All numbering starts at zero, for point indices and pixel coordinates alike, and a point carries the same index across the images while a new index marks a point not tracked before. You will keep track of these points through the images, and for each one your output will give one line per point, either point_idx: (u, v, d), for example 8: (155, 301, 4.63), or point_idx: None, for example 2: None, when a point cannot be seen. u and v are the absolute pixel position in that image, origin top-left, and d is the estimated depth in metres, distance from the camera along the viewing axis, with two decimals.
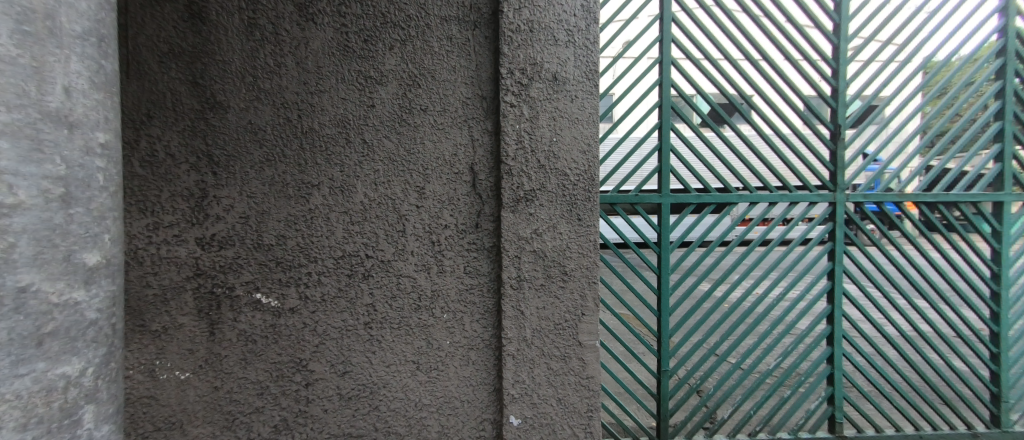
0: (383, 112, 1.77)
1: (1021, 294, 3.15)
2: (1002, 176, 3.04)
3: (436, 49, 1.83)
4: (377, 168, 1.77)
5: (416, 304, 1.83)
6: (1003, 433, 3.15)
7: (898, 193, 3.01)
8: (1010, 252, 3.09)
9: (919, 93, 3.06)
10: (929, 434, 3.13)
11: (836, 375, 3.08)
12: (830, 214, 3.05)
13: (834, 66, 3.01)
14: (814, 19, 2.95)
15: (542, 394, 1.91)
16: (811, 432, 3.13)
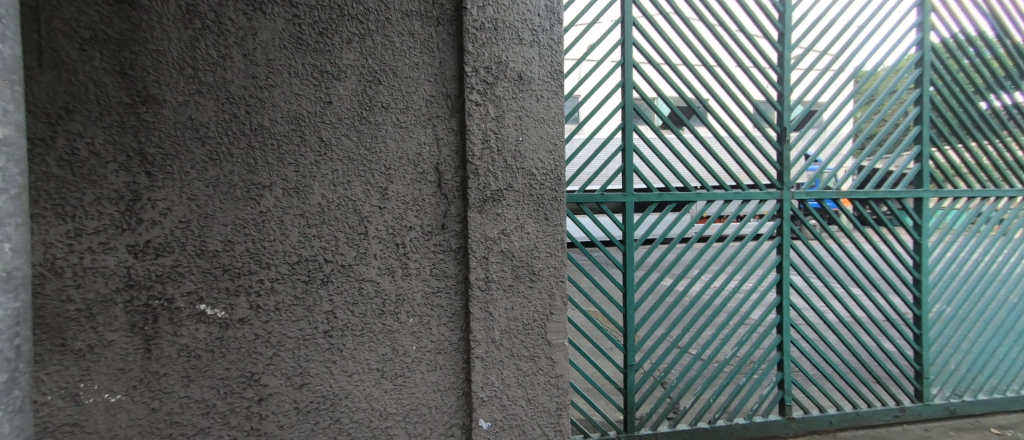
0: (341, 108, 1.69)
1: (938, 280, 3.46)
2: (922, 175, 3.32)
3: (397, 46, 1.77)
4: (335, 168, 1.68)
5: (379, 309, 1.76)
6: (926, 407, 3.46)
7: (836, 190, 3.20)
8: (927, 243, 3.39)
9: (851, 100, 3.29)
10: (866, 412, 3.38)
11: (786, 362, 3.25)
12: (778, 210, 3.20)
13: (780, 72, 3.16)
14: (761, 27, 3.10)
15: (512, 395, 1.88)
16: (765, 417, 3.28)
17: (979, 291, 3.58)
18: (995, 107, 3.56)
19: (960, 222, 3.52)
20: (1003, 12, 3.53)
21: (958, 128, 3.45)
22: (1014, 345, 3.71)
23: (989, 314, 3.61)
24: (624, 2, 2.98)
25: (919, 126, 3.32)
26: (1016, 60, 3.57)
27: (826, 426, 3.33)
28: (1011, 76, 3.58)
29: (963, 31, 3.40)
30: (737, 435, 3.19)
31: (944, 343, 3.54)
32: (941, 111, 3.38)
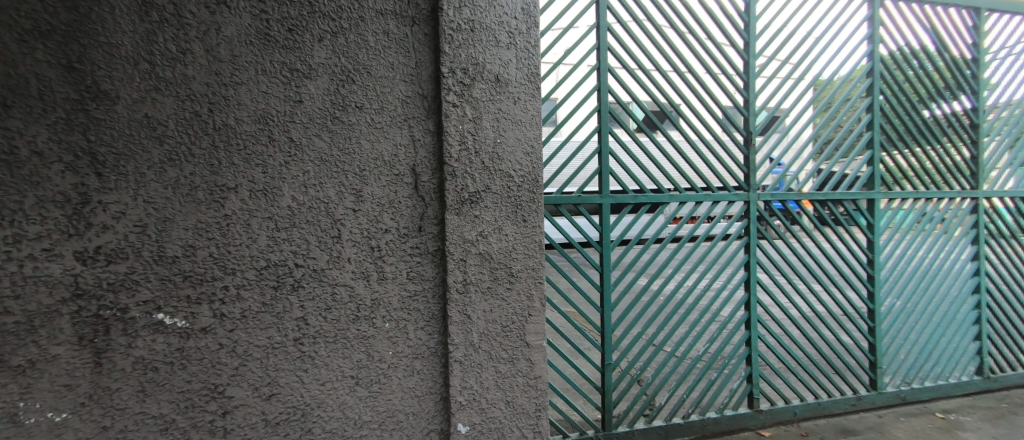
0: (312, 108, 1.64)
1: (889, 276, 3.67)
2: (873, 178, 3.53)
3: (371, 45, 1.72)
4: (306, 169, 1.63)
5: (354, 314, 1.71)
6: (879, 395, 3.69)
7: (798, 192, 3.35)
8: (879, 241, 3.59)
9: (810, 106, 3.44)
10: (827, 402, 3.57)
11: (754, 356, 3.37)
12: (745, 211, 3.30)
13: (745, 79, 3.27)
14: (728, 35, 3.19)
15: (491, 398, 1.88)
16: (735, 410, 3.40)
17: (923, 285, 3.82)
18: (936, 115, 3.80)
19: (907, 221, 3.74)
20: (942, 27, 3.78)
21: (905, 134, 3.68)
22: (956, 336, 3.97)
23: (932, 306, 3.85)
24: (599, 8, 3.01)
25: (871, 132, 3.53)
26: (954, 72, 3.82)
27: (790, 417, 3.50)
28: (949, 86, 3.84)
29: (907, 44, 3.63)
30: (709, 429, 3.29)
31: (893, 335, 3.76)
32: (890, 119, 3.60)
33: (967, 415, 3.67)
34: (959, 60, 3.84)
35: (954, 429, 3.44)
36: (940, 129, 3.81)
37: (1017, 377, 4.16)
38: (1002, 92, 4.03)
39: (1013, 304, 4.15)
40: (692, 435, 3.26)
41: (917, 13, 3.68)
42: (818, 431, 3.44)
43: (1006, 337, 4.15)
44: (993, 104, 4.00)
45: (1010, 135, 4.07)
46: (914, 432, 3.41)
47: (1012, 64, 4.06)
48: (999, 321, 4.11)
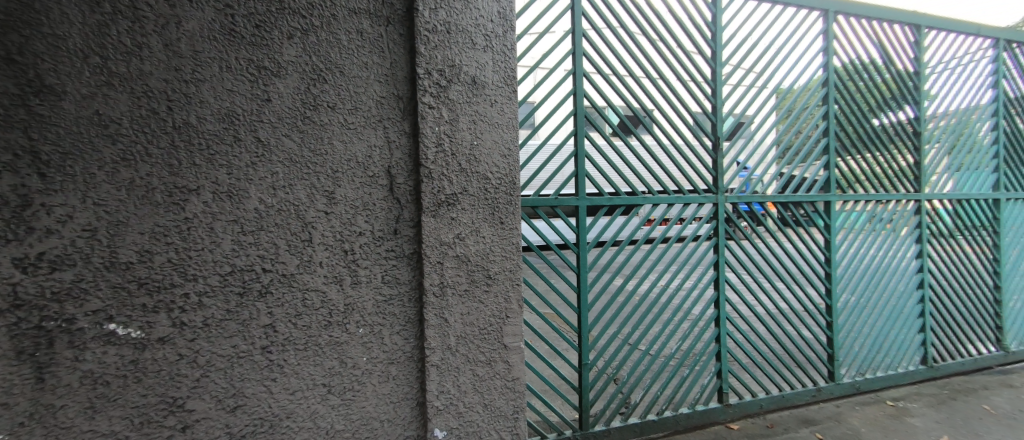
0: (282, 107, 1.58)
1: (845, 273, 3.87)
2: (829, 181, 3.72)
3: (344, 44, 1.68)
4: (275, 170, 1.57)
5: (326, 320, 1.66)
6: (837, 385, 3.88)
7: (762, 194, 3.49)
8: (835, 240, 3.78)
9: (773, 113, 3.58)
10: (790, 394, 3.73)
11: (723, 352, 3.48)
12: (713, 213, 3.41)
13: (713, 86, 3.37)
14: (696, 44, 3.28)
15: (468, 402, 1.87)
16: (706, 405, 3.51)
17: (874, 282, 4.03)
18: (885, 123, 4.02)
19: (860, 222, 3.93)
20: (887, 42, 4.01)
21: (858, 140, 3.89)
22: (905, 329, 4.21)
23: (882, 302, 4.07)
24: (574, 14, 3.04)
25: (827, 138, 3.72)
26: (900, 84, 4.06)
27: (757, 409, 3.64)
28: (896, 96, 4.07)
29: (858, 57, 3.83)
30: (681, 424, 3.38)
31: (847, 329, 3.95)
32: (843, 126, 3.81)
33: (914, 402, 3.93)
34: (903, 73, 4.07)
35: (903, 415, 3.67)
36: (889, 136, 4.05)
37: (958, 367, 4.43)
38: (942, 103, 4.30)
39: (955, 299, 4.41)
40: (666, 431, 3.34)
41: (866, 28, 3.90)
42: (781, 422, 3.60)
43: (948, 330, 4.41)
44: (932, 114, 4.26)
45: (951, 142, 4.34)
46: (868, 420, 3.61)
47: (950, 77, 4.33)
48: (942, 315, 4.36)
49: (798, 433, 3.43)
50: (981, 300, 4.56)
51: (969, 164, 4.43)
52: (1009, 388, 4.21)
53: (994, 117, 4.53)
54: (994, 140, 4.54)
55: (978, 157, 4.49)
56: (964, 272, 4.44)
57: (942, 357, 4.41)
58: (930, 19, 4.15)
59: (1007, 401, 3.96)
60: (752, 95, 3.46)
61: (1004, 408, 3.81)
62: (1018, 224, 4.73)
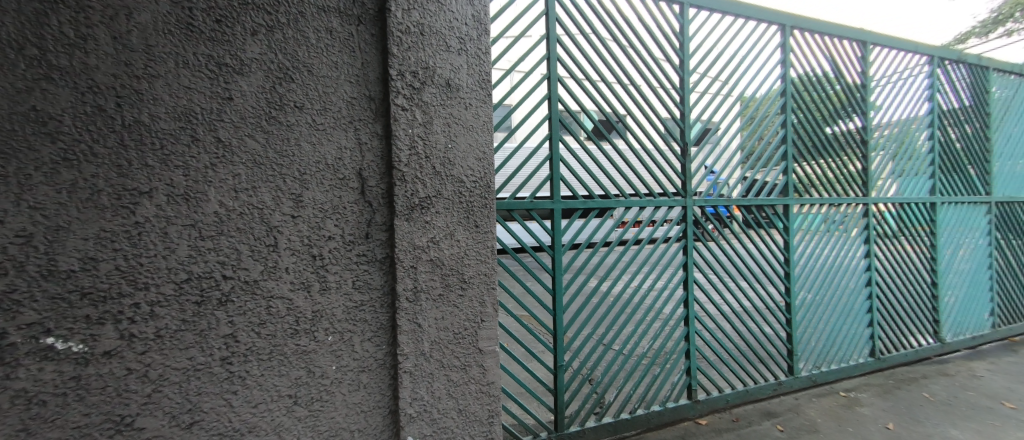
0: (245, 106, 1.52)
1: (803, 273, 4.05)
2: (787, 186, 3.90)
3: (312, 42, 1.64)
4: (237, 172, 1.50)
5: (292, 328, 1.60)
6: (797, 379, 4.05)
7: (726, 198, 3.61)
8: (793, 241, 3.95)
9: (737, 120, 3.71)
10: (753, 388, 3.87)
11: (692, 351, 3.57)
12: (682, 216, 3.50)
13: (681, 94, 3.47)
14: (665, 53, 3.37)
15: (442, 408, 1.84)
16: (676, 401, 3.59)
17: (830, 280, 4.23)
18: (837, 132, 4.23)
19: (817, 224, 4.11)
20: (837, 56, 4.23)
21: (814, 147, 4.09)
22: (857, 324, 4.44)
23: (838, 299, 4.27)
24: (548, 20, 3.06)
25: (785, 145, 3.89)
26: (850, 95, 4.29)
27: (723, 404, 3.75)
28: (847, 107, 4.29)
29: (812, 69, 4.03)
30: (653, 422, 3.44)
31: (805, 326, 4.13)
32: (800, 134, 4.00)
33: (864, 392, 4.15)
34: (853, 85, 4.30)
35: (855, 406, 3.87)
36: (842, 143, 4.27)
37: (903, 359, 4.71)
38: (888, 114, 4.56)
39: (901, 297, 4.67)
40: (639, 429, 3.39)
41: (819, 43, 4.12)
42: (746, 416, 3.72)
43: (895, 325, 4.68)
44: (879, 123, 4.52)
45: (897, 150, 4.62)
46: (825, 411, 3.79)
47: (892, 90, 4.60)
48: (890, 311, 4.62)
49: (761, 426, 3.56)
50: (923, 297, 4.85)
51: (912, 170, 4.74)
52: (945, 376, 4.52)
53: (930, 128, 4.84)
54: (931, 148, 4.83)
55: (918, 163, 4.79)
56: (910, 271, 4.73)
57: (889, 350, 4.68)
58: (876, 36, 4.41)
59: (944, 388, 4.25)
60: (718, 102, 3.58)
61: (942, 395, 4.09)
62: (953, 226, 5.06)
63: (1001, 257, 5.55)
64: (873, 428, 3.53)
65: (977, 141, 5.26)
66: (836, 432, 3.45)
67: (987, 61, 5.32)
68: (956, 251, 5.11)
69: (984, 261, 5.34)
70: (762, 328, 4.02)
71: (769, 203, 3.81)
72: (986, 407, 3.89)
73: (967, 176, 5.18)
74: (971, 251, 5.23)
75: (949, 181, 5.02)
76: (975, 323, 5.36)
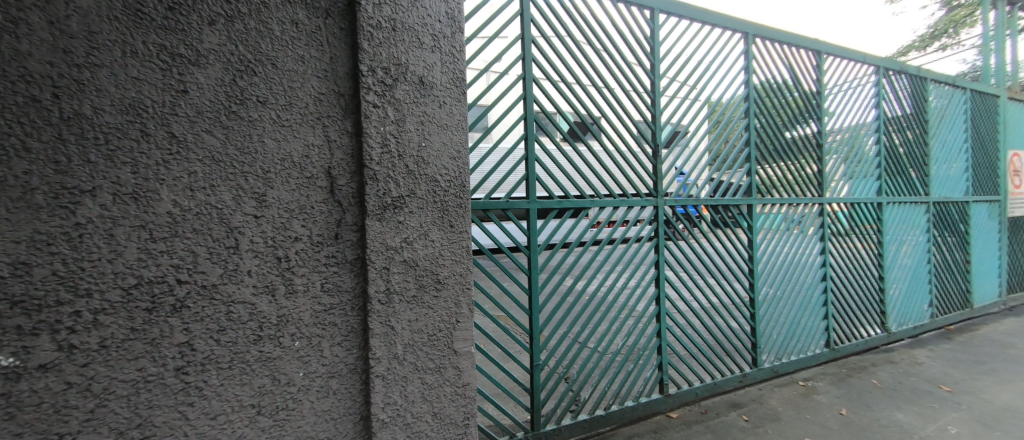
0: (202, 100, 1.43)
1: (766, 269, 4.20)
2: (750, 187, 4.04)
3: (276, 35, 1.56)
4: (193, 169, 1.41)
5: (255, 334, 1.52)
6: (760, 371, 4.20)
7: (695, 199, 3.70)
8: (757, 239, 4.09)
9: (705, 123, 3.81)
10: (720, 381, 3.98)
11: (663, 346, 3.65)
12: (654, 216, 3.57)
13: (652, 97, 3.53)
14: (637, 57, 3.41)
15: (417, 412, 1.79)
16: (649, 396, 3.65)
17: (791, 276, 4.39)
18: (796, 136, 4.41)
19: (777, 223, 4.26)
20: (795, 64, 4.41)
21: (775, 150, 4.25)
22: (815, 317, 4.64)
23: (798, 295, 4.45)
24: (523, 20, 3.05)
25: (748, 148, 4.03)
26: (808, 102, 4.48)
27: (693, 397, 3.85)
28: (805, 112, 4.48)
29: (772, 76, 4.18)
30: (626, 417, 3.49)
31: (768, 320, 4.28)
32: (762, 137, 4.14)
33: (820, 381, 4.34)
34: (809, 92, 4.49)
35: (812, 394, 4.05)
36: (801, 146, 4.45)
37: (856, 348, 4.96)
38: (842, 120, 4.80)
39: (853, 291, 4.91)
40: (613, 425, 3.43)
41: (779, 51, 4.28)
42: (714, 408, 3.82)
43: (848, 317, 4.93)
44: (833, 128, 4.75)
45: (851, 153, 4.86)
46: (786, 401, 3.93)
47: (844, 98, 4.83)
48: (844, 304, 4.86)
49: (727, 417, 3.66)
50: (873, 291, 5.12)
51: (863, 173, 5.00)
52: (891, 364, 4.79)
53: (877, 133, 5.10)
54: (878, 152, 5.10)
55: (870, 166, 5.06)
56: (862, 266, 4.99)
57: (842, 341, 4.91)
58: (829, 46, 4.62)
59: (892, 375, 4.51)
60: (687, 106, 3.66)
61: (888, 382, 4.32)
62: (898, 224, 5.36)
63: (939, 253, 5.93)
64: (829, 414, 3.69)
65: (918, 146, 5.60)
66: (796, 420, 3.59)
67: (926, 72, 5.67)
68: (901, 247, 5.42)
69: (926, 256, 5.69)
70: (729, 323, 4.14)
71: (734, 203, 3.93)
72: (930, 392, 4.13)
73: (911, 178, 5.51)
74: (914, 247, 5.57)
75: (894, 182, 5.31)
76: (919, 314, 5.71)
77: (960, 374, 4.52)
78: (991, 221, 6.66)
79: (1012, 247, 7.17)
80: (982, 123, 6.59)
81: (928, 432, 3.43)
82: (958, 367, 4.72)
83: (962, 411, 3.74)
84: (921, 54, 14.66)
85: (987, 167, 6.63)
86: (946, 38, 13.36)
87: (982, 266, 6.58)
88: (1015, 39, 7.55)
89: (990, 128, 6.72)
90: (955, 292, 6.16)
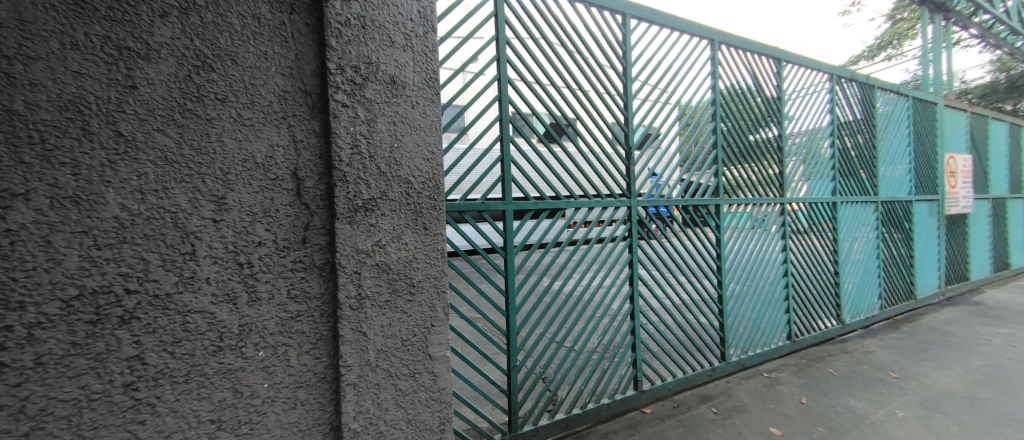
0: (155, 97, 1.34)
1: (733, 267, 4.32)
2: (718, 188, 4.16)
3: (236, 29, 1.49)
4: (143, 170, 1.32)
5: (214, 345, 1.43)
6: (728, 364, 4.31)
7: (666, 199, 3.77)
8: (724, 237, 4.21)
9: (676, 125, 3.89)
10: (691, 375, 4.07)
11: (638, 343, 3.70)
12: (627, 216, 3.61)
13: (624, 100, 3.57)
14: (609, 60, 3.45)
15: (391, 419, 1.74)
16: (624, 393, 3.69)
17: (755, 273, 4.53)
18: (759, 139, 4.58)
19: (743, 222, 4.40)
20: (757, 71, 4.57)
21: (740, 153, 4.40)
22: (777, 312, 4.82)
23: (762, 290, 4.60)
24: (497, 21, 3.03)
25: (715, 151, 4.14)
26: (770, 106, 4.65)
27: (665, 392, 3.91)
28: (768, 116, 4.65)
29: (737, 82, 4.32)
30: (603, 414, 3.51)
31: (735, 315, 4.40)
32: (728, 140, 4.27)
33: (783, 372, 4.51)
34: (771, 98, 4.67)
35: (776, 385, 4.19)
36: (764, 149, 4.62)
37: (814, 340, 5.18)
38: (801, 124, 5.01)
39: (811, 285, 5.13)
40: (589, 422, 3.45)
41: (742, 58, 4.43)
42: (685, 401, 3.90)
43: (807, 310, 5.14)
44: (792, 132, 4.96)
45: (809, 156, 5.08)
46: (752, 392, 4.06)
47: (803, 103, 5.04)
48: (803, 298, 5.07)
49: (697, 410, 3.74)
50: (829, 285, 5.36)
51: (820, 174, 5.24)
52: (847, 353, 5.03)
53: (831, 137, 5.35)
54: (832, 154, 5.35)
55: (825, 168, 5.31)
56: (820, 262, 5.22)
57: (802, 334, 5.12)
58: (788, 54, 4.82)
59: (845, 363, 4.73)
60: (658, 109, 3.73)
61: (844, 370, 4.54)
62: (851, 222, 5.65)
63: (887, 249, 6.28)
64: (790, 403, 3.84)
65: (868, 149, 5.92)
66: (761, 411, 3.70)
67: (875, 81, 6.00)
68: (854, 244, 5.71)
69: (875, 252, 6.02)
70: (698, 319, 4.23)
71: (703, 204, 4.04)
72: (882, 379, 4.35)
73: (863, 180, 5.82)
74: (865, 244, 5.87)
75: (847, 183, 5.59)
76: (870, 306, 6.03)
77: (907, 361, 4.79)
78: (932, 219, 7.11)
79: (951, 243, 7.68)
80: (923, 128, 7.03)
81: (879, 417, 3.61)
82: (905, 354, 5.00)
83: (908, 396, 3.97)
84: (870, 63, 15.62)
85: (928, 169, 7.08)
86: (892, 49, 14.41)
87: (925, 260, 7.02)
88: (950, 52, 8.09)
89: (930, 133, 7.18)
90: (901, 285, 6.54)
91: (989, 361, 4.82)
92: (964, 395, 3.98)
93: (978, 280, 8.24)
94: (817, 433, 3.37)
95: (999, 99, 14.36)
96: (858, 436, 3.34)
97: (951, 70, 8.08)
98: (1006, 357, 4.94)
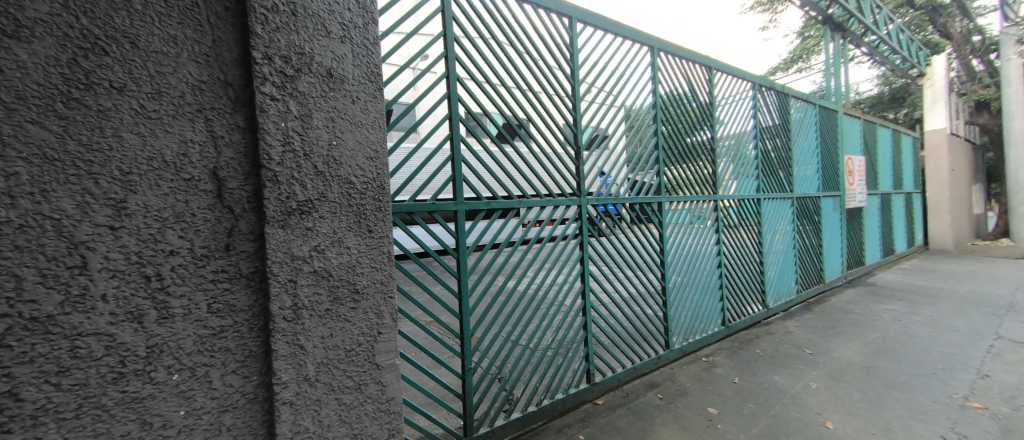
0: (29, 81, 1.12)
1: (674, 260, 4.50)
2: (660, 187, 4.33)
3: (137, 9, 1.29)
4: (14, 170, 1.09)
5: (115, 372, 1.23)
6: (670, 352, 4.51)
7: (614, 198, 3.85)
8: (666, 232, 4.38)
9: (621, 128, 3.98)
10: (639, 364, 4.21)
11: (589, 338, 3.75)
12: (578, 214, 3.65)
13: (572, 102, 3.60)
14: (557, 61, 3.45)
15: (333, 436, 1.60)
16: (577, 387, 3.72)
17: (694, 265, 4.76)
18: (695, 141, 4.82)
19: (682, 218, 4.62)
20: (692, 78, 4.81)
21: (679, 154, 4.61)
22: (712, 300, 5.09)
23: (699, 281, 4.84)
24: (444, 18, 2.92)
25: (657, 152, 4.31)
26: (704, 111, 4.92)
27: (615, 383, 4.00)
28: (702, 120, 4.91)
29: (674, 87, 4.52)
30: (557, 409, 3.53)
31: (676, 305, 4.59)
32: (667, 142, 4.46)
33: (719, 355, 4.78)
34: (704, 103, 4.94)
35: (713, 368, 4.43)
36: (699, 150, 4.87)
37: (744, 325, 5.54)
38: (730, 127, 5.34)
39: (741, 274, 5.47)
40: (544, 418, 3.44)
41: (678, 65, 4.64)
42: (634, 390, 4.02)
43: (738, 298, 5.49)
44: (722, 135, 5.28)
45: (738, 157, 5.44)
46: (692, 376, 4.26)
47: (731, 108, 5.39)
48: (734, 287, 5.40)
49: (645, 398, 3.86)
50: (756, 273, 5.76)
51: (747, 174, 5.63)
52: (772, 335, 5.43)
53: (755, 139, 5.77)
54: (756, 156, 5.76)
55: (750, 169, 5.72)
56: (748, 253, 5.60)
57: (735, 320, 5.46)
58: (717, 63, 5.12)
59: (771, 344, 5.10)
60: (604, 111, 3.79)
61: (768, 350, 4.89)
62: (773, 216, 6.12)
63: (802, 240, 6.89)
64: (724, 384, 4.07)
65: (785, 151, 6.45)
66: (700, 393, 3.89)
67: (789, 90, 6.57)
68: (775, 235, 6.19)
69: (793, 242, 6.56)
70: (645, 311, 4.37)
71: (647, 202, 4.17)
72: (801, 355, 4.74)
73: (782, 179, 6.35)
74: (784, 235, 6.39)
75: (770, 181, 6.06)
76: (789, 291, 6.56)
77: (820, 338, 5.26)
78: (836, 213, 7.89)
79: (853, 233, 8.61)
80: (829, 132, 7.81)
81: (798, 390, 3.92)
82: (816, 332, 5.50)
83: (821, 369, 4.36)
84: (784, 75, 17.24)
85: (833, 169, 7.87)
86: (801, 62, 15.96)
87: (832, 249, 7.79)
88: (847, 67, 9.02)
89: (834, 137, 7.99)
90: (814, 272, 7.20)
91: (885, 334, 5.42)
92: (865, 365, 4.42)
93: (874, 265, 9.28)
94: (746, 409, 3.58)
95: (886, 108, 16.36)
96: (780, 409, 3.59)
97: (848, 83, 8.96)
98: (896, 329, 5.57)
